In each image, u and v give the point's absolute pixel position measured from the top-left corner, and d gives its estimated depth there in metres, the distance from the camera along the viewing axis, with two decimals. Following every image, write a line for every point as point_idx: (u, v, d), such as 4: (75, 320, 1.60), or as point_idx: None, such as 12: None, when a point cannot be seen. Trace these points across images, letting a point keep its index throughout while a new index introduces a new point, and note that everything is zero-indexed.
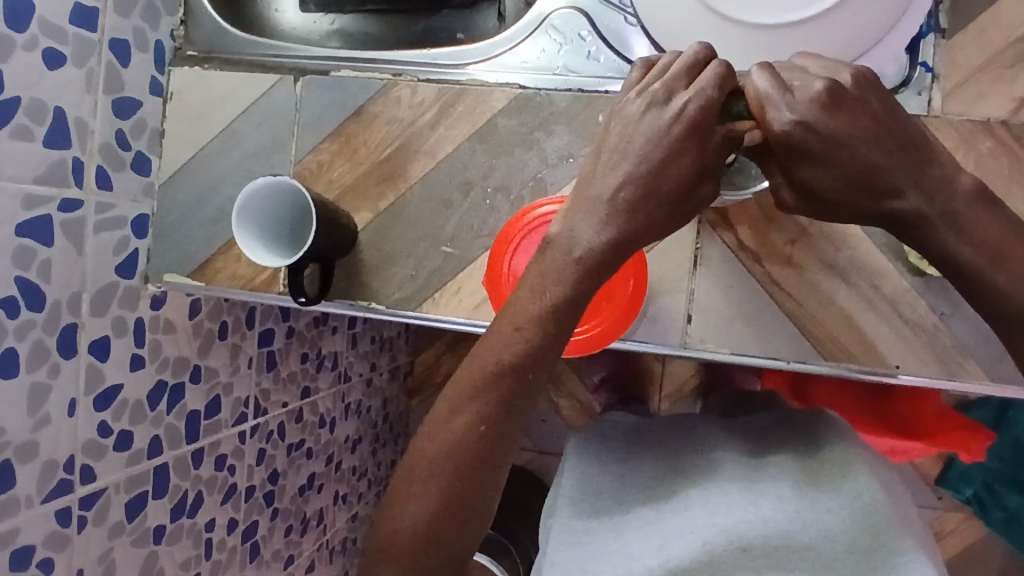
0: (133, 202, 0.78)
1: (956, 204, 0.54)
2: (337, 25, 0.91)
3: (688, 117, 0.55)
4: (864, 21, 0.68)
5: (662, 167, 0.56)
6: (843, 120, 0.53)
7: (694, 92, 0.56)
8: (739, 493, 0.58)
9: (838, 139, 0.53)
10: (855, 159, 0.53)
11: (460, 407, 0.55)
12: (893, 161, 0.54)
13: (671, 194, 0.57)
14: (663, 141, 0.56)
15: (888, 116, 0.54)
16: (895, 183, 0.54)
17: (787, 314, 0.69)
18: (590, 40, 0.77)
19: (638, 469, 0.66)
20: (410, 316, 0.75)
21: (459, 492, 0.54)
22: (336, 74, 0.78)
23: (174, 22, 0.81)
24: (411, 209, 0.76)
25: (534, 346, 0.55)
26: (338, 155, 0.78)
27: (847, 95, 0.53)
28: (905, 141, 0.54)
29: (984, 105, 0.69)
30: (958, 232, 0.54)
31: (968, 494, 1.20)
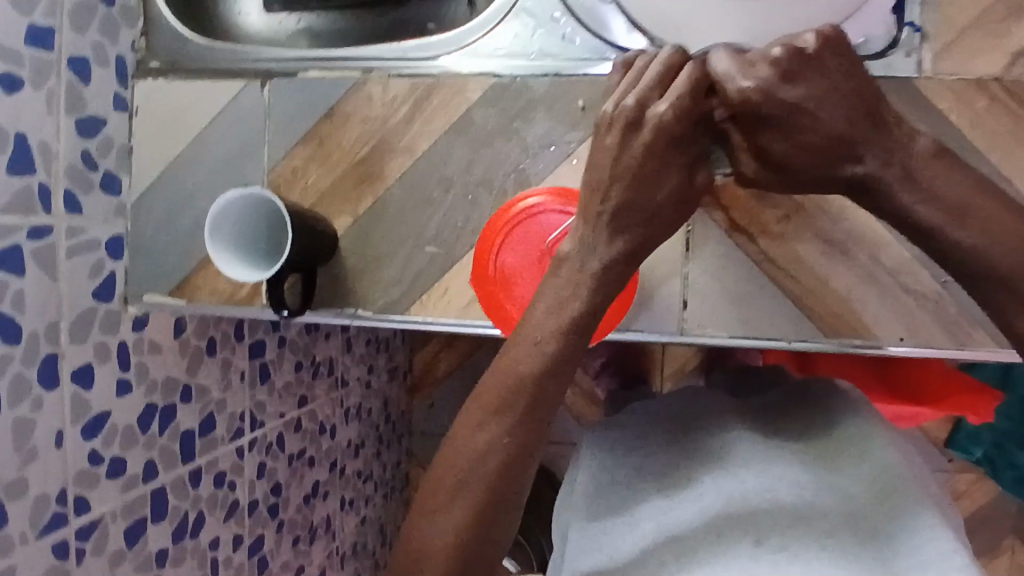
0: (105, 223, 0.75)
1: (914, 163, 0.52)
2: (303, 23, 0.88)
3: (665, 128, 0.54)
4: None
5: (651, 180, 0.55)
6: (802, 87, 0.52)
7: (669, 102, 0.54)
8: (757, 480, 0.53)
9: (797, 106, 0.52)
10: (816, 127, 0.53)
11: (484, 420, 0.53)
12: (853, 127, 0.52)
13: (663, 202, 0.56)
14: (646, 156, 0.55)
15: (849, 79, 0.53)
16: (854, 148, 0.53)
17: (784, 292, 0.67)
18: (565, 22, 0.73)
19: (647, 459, 0.64)
20: (398, 321, 0.73)
21: (485, 509, 0.52)
22: (304, 75, 0.75)
23: (135, 34, 0.78)
24: (392, 209, 0.73)
25: (557, 358, 0.53)
26: (313, 159, 0.75)
27: (806, 61, 0.52)
28: (865, 104, 0.53)
29: (978, 62, 0.66)
30: (918, 191, 0.52)
31: (978, 455, 1.19)
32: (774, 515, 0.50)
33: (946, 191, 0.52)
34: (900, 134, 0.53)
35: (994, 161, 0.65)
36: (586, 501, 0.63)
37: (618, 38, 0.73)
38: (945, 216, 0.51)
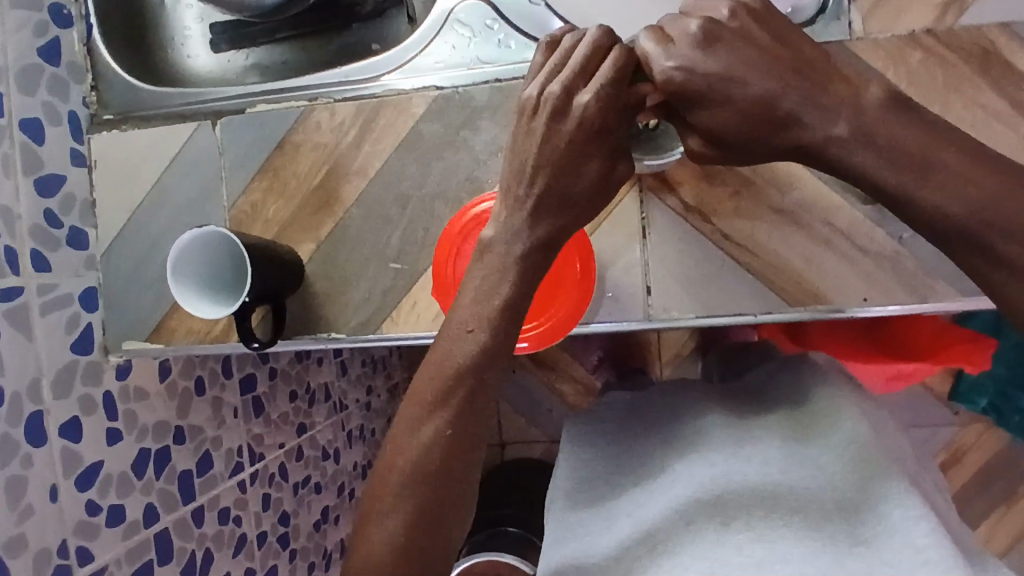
0: (76, 277, 0.77)
1: (867, 117, 0.46)
2: (252, 59, 0.89)
3: (588, 122, 0.53)
4: None
5: (574, 170, 0.55)
6: (723, 55, 0.48)
7: (593, 91, 0.52)
8: (725, 460, 0.54)
9: (722, 75, 0.47)
10: (745, 95, 0.47)
11: (424, 415, 0.54)
12: (785, 85, 0.47)
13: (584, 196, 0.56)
14: (568, 153, 0.54)
15: (774, 38, 0.48)
16: (791, 108, 0.47)
17: (746, 267, 0.67)
18: (498, 28, 0.74)
19: (631, 450, 0.64)
20: (372, 339, 0.74)
21: (433, 501, 0.52)
22: (252, 111, 0.77)
23: (85, 89, 0.80)
24: (352, 231, 0.74)
25: (487, 345, 0.54)
26: (270, 192, 0.76)
27: (726, 32, 0.48)
28: (800, 62, 0.47)
29: (907, 18, 0.67)
30: (874, 146, 0.46)
31: (983, 404, 1.18)
32: (748, 494, 0.50)
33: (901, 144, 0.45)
34: (843, 86, 0.46)
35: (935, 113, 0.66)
36: (567, 496, 0.63)
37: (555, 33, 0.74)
38: (902, 176, 0.45)
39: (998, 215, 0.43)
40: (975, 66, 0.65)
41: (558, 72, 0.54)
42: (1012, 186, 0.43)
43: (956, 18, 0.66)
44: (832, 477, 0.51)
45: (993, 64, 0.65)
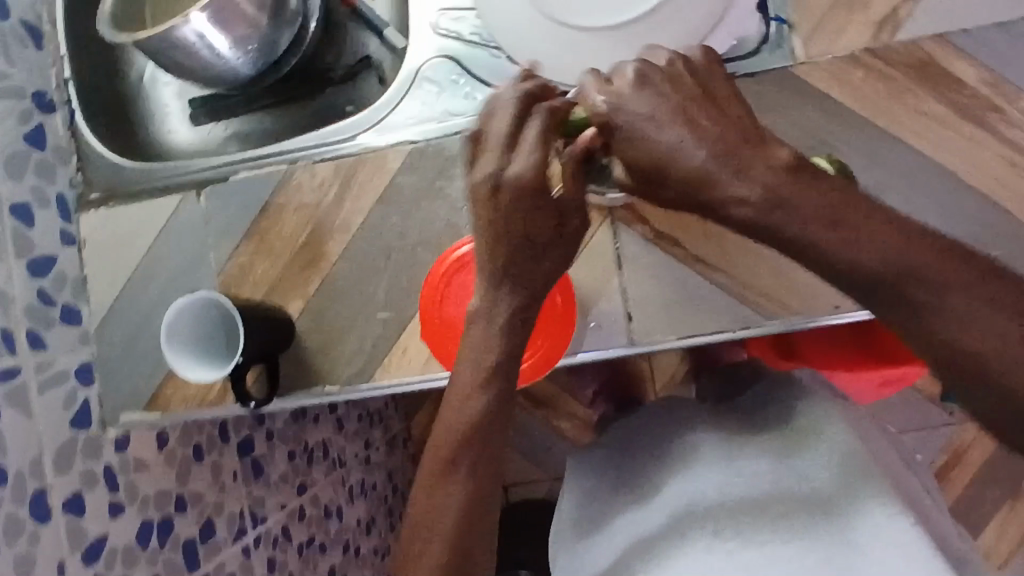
0: (71, 352, 0.79)
1: (772, 174, 0.49)
2: (230, 129, 0.91)
3: (527, 185, 0.53)
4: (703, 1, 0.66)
5: (529, 228, 0.54)
6: (652, 96, 0.50)
7: (523, 159, 0.53)
8: (716, 476, 0.56)
9: (644, 117, 0.50)
10: (659, 143, 0.50)
11: (442, 470, 0.57)
12: (702, 137, 0.49)
13: (546, 245, 0.56)
14: (516, 217, 0.54)
15: (695, 88, 0.51)
16: (704, 164, 0.49)
17: (720, 287, 0.70)
18: (464, 82, 0.75)
19: (628, 473, 0.66)
20: (366, 390, 0.74)
21: (461, 552, 0.56)
22: (235, 178, 0.78)
23: (70, 171, 0.83)
24: (338, 284, 0.75)
25: (490, 399, 0.57)
26: (257, 254, 0.77)
27: (653, 75, 0.51)
28: (711, 110, 0.51)
29: (845, 38, 0.70)
30: (789, 210, 0.48)
31: None
32: (748, 504, 0.53)
33: (811, 204, 0.48)
34: (754, 140, 0.50)
35: (883, 125, 0.69)
36: (574, 527, 0.65)
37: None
38: (825, 234, 0.48)
39: (897, 261, 0.48)
40: (914, 77, 0.69)
41: (489, 149, 0.54)
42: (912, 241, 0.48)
43: (892, 35, 0.69)
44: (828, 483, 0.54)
45: (931, 72, 0.69)
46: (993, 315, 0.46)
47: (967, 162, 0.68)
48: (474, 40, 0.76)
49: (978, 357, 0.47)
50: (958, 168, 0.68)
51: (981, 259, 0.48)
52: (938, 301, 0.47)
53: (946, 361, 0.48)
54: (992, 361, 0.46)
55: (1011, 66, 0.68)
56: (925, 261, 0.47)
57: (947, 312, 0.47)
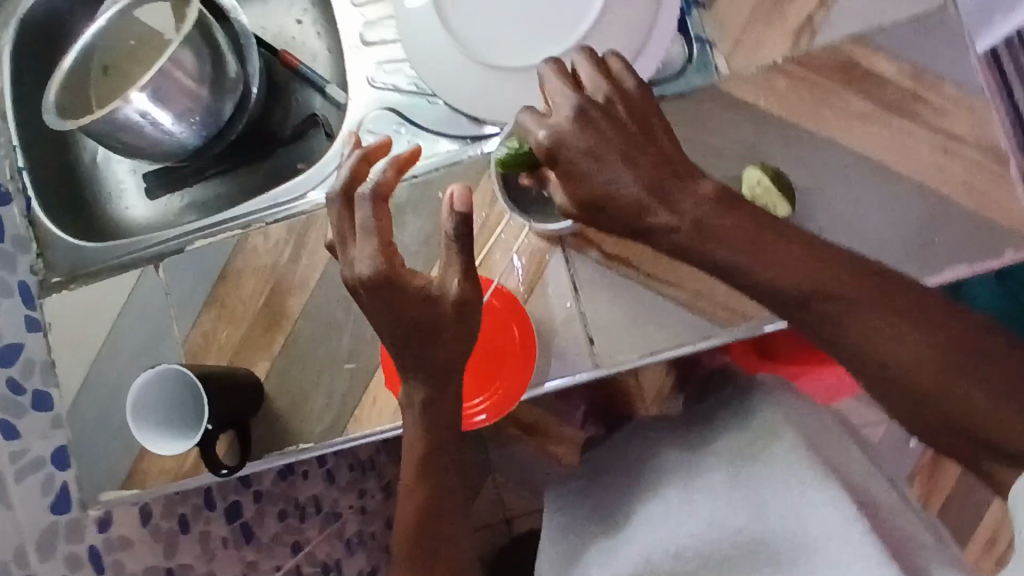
0: (45, 438, 0.79)
1: (701, 208, 0.50)
2: (187, 198, 0.92)
3: (373, 275, 0.53)
4: (621, 31, 0.67)
5: (404, 312, 0.55)
6: (592, 132, 0.48)
7: (364, 252, 0.53)
8: (677, 498, 0.64)
9: (583, 154, 0.48)
10: (596, 182, 0.49)
11: (409, 544, 0.62)
12: (635, 175, 0.49)
13: (419, 323, 0.55)
14: (383, 306, 0.55)
15: (635, 121, 0.50)
16: (640, 201, 0.49)
17: (676, 303, 0.71)
18: (406, 131, 0.77)
19: (601, 502, 0.71)
20: (338, 443, 0.74)
21: None
22: (191, 248, 0.80)
23: (31, 259, 0.84)
24: (302, 340, 0.76)
25: (439, 468, 0.63)
26: (219, 320, 0.77)
27: (598, 109, 0.49)
28: (647, 146, 0.49)
29: (765, 50, 0.72)
30: (717, 240, 0.50)
31: None
32: (700, 523, 0.62)
33: (730, 235, 0.50)
34: (682, 172, 0.50)
35: (811, 129, 0.71)
36: (552, 562, 0.70)
37: (490, 139, 0.75)
38: (750, 258, 0.51)
39: (819, 286, 0.51)
40: (838, 79, 0.71)
41: (350, 238, 0.55)
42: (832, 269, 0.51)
43: (811, 40, 0.71)
44: (787, 494, 0.60)
45: (853, 73, 0.70)
46: (917, 334, 0.50)
47: (899, 155, 0.70)
48: (412, 89, 0.77)
49: (896, 375, 0.51)
50: (891, 162, 0.70)
51: (898, 279, 0.52)
52: (861, 324, 0.50)
53: (885, 378, 0.51)
54: (904, 376, 0.50)
55: (929, 57, 0.70)
56: (841, 288, 0.50)
57: (860, 332, 0.51)
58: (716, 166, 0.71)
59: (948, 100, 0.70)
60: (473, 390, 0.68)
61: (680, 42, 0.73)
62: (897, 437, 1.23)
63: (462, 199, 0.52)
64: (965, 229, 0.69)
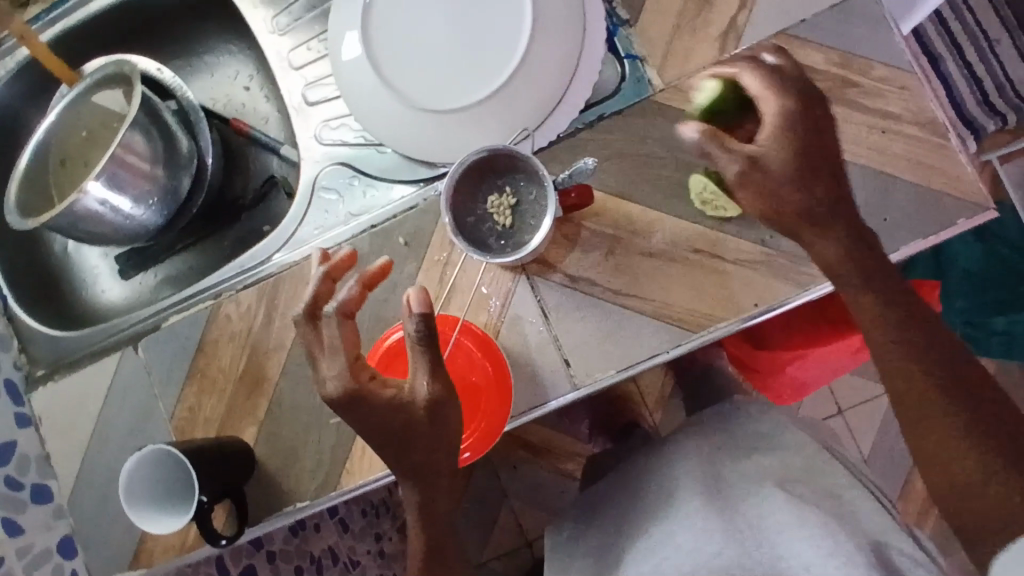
0: (48, 530, 0.80)
1: (833, 219, 0.62)
2: (160, 274, 0.94)
3: (344, 386, 0.59)
4: (549, 67, 0.70)
5: (384, 412, 0.60)
6: (795, 129, 0.63)
7: (332, 369, 0.60)
8: (664, 538, 0.69)
9: (810, 126, 0.64)
10: (820, 153, 0.63)
11: None
12: (810, 164, 0.63)
13: (399, 425, 0.60)
14: (359, 412, 0.60)
15: (823, 119, 0.65)
16: (821, 172, 0.63)
17: (644, 314, 0.72)
18: (361, 183, 0.79)
19: (599, 539, 0.78)
20: (334, 498, 0.75)
21: None
22: (166, 324, 0.81)
23: (14, 355, 0.87)
24: (285, 402, 0.77)
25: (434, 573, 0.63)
26: (202, 393, 0.78)
27: (810, 95, 0.65)
28: (827, 150, 0.64)
29: (693, 59, 0.75)
30: (845, 221, 0.62)
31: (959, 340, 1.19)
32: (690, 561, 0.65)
33: (831, 248, 0.62)
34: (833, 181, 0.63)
35: None
36: None
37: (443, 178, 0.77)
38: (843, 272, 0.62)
39: (885, 318, 0.60)
40: None
41: (318, 353, 0.61)
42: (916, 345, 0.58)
43: (737, 42, 0.75)
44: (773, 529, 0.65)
45: None
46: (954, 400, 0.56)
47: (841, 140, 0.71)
48: (361, 142, 0.79)
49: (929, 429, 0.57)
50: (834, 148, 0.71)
51: (952, 347, 0.58)
52: (919, 363, 0.58)
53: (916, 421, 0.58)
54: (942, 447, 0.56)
55: (855, 42, 0.71)
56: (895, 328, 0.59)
57: (908, 369, 0.58)
58: (661, 177, 0.73)
59: (879, 82, 0.71)
60: None
61: (611, 58, 0.76)
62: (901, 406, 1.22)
63: (419, 300, 0.57)
64: (915, 202, 0.70)
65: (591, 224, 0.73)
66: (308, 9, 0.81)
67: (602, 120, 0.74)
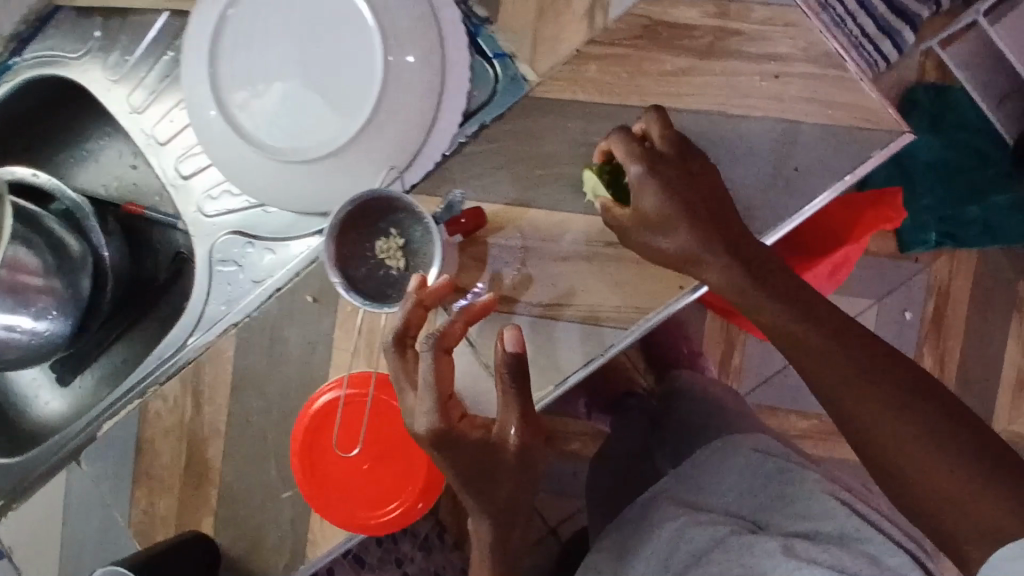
0: None
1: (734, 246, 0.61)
2: (98, 373, 0.90)
3: (435, 433, 0.58)
4: (409, 89, 0.64)
5: (482, 456, 0.60)
6: (660, 188, 0.61)
7: (428, 411, 0.58)
8: None
9: (674, 179, 0.62)
10: (697, 201, 0.62)
11: None
12: (694, 216, 0.61)
13: (486, 474, 0.60)
14: (453, 458, 0.59)
15: (687, 160, 0.63)
16: (705, 217, 0.61)
17: (572, 320, 0.68)
18: (257, 248, 0.75)
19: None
20: (306, 570, 0.73)
21: None
22: (101, 433, 0.78)
23: None
24: (234, 485, 0.75)
25: None
26: (153, 493, 0.76)
27: (661, 145, 0.63)
28: (703, 186, 0.62)
29: (564, 42, 0.69)
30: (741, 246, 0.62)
31: (934, 239, 1.07)
32: None
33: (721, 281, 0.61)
34: (721, 216, 0.62)
35: (637, 104, 0.68)
36: None
37: None
38: (747, 293, 0.61)
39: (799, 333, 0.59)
40: (645, 43, 0.67)
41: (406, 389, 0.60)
42: (840, 352, 0.57)
43: (606, 15, 0.67)
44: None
45: (658, 32, 0.67)
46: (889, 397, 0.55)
47: (731, 95, 0.66)
48: (245, 204, 0.75)
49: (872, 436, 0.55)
50: (725, 105, 0.66)
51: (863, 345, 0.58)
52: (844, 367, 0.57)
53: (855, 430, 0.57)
54: (903, 459, 0.54)
55: None
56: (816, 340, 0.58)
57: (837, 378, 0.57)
58: (557, 176, 0.69)
59: (762, 24, 0.66)
60: (389, 495, 0.68)
61: (479, 62, 0.70)
62: (891, 315, 1.15)
63: (512, 338, 0.59)
64: (824, 142, 0.65)
65: (497, 241, 0.69)
66: (161, 79, 0.76)
67: (484, 129, 0.70)
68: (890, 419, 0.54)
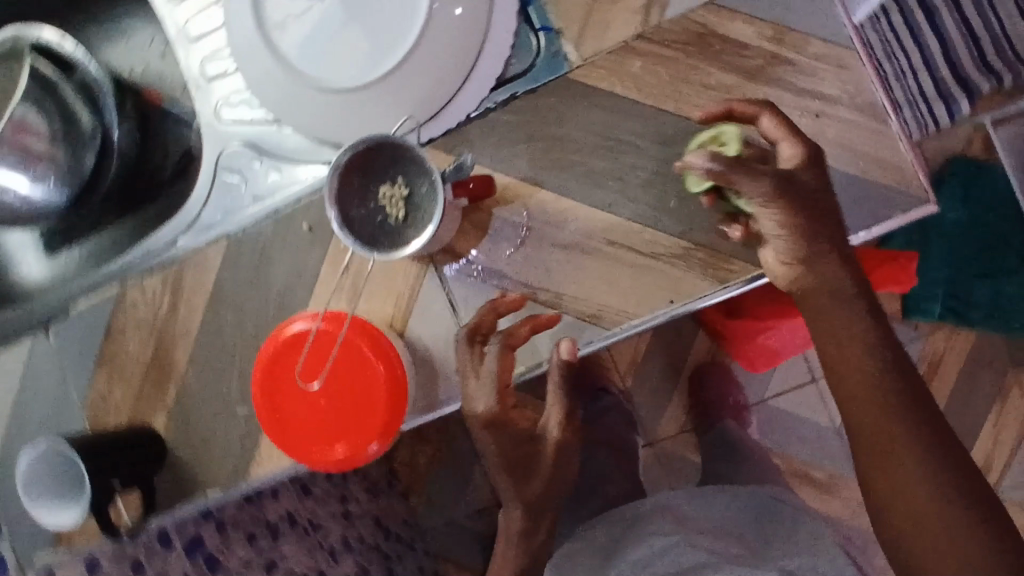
0: None
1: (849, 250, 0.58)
2: (82, 252, 0.89)
3: (489, 418, 0.68)
4: (444, 42, 0.63)
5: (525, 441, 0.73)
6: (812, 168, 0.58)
7: (486, 401, 0.67)
8: None
9: (816, 162, 0.59)
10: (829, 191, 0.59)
11: None
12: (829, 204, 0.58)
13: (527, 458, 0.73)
14: (501, 439, 0.71)
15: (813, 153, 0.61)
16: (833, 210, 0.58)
17: (555, 307, 0.68)
18: (263, 164, 0.74)
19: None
20: (246, 487, 0.74)
21: None
22: (75, 309, 0.78)
23: None
24: (193, 390, 0.75)
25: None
26: (113, 380, 0.77)
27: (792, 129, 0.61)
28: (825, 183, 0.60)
29: (613, 31, 0.67)
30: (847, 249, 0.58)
31: (939, 310, 1.06)
32: None
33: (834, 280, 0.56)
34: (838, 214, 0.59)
35: (672, 110, 0.67)
36: None
37: None
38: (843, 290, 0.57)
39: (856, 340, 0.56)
40: (694, 51, 0.66)
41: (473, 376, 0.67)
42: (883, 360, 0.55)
43: (661, 14, 0.66)
44: None
45: (709, 43, 0.66)
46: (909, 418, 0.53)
47: None
48: (260, 119, 0.73)
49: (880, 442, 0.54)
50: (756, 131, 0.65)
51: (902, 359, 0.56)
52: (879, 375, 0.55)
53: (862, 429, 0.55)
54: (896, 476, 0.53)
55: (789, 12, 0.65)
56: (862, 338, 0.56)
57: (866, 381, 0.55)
58: (574, 162, 0.68)
59: (814, 59, 0.64)
60: (333, 437, 0.69)
61: (525, 31, 0.68)
62: None
63: (570, 351, 0.65)
64: (846, 189, 0.64)
65: (501, 213, 0.69)
66: None
67: (515, 99, 0.68)
68: (907, 431, 0.53)
